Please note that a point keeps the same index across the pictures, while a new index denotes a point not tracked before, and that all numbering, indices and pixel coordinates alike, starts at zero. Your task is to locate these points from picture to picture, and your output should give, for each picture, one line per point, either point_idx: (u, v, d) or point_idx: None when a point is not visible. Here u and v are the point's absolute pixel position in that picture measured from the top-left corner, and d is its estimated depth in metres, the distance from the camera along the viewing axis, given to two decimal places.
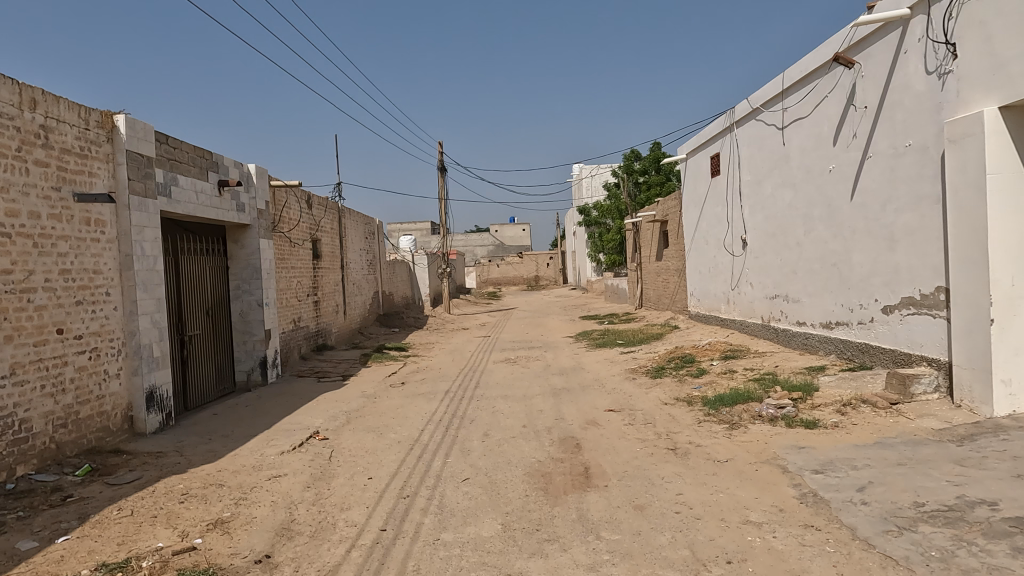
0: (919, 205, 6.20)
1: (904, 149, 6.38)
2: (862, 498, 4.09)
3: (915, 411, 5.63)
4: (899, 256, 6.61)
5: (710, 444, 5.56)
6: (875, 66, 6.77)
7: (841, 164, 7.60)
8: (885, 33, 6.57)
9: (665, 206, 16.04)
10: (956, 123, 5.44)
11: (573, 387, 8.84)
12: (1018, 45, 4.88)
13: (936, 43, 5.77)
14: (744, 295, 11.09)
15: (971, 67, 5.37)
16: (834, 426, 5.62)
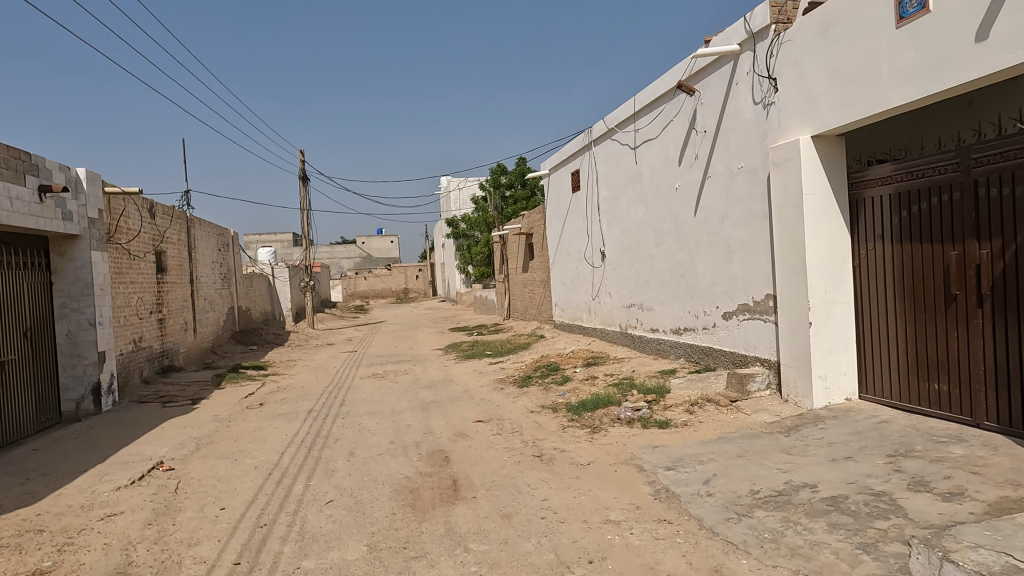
0: (751, 221, 6.89)
1: (737, 171, 7.08)
2: (708, 489, 4.44)
3: (751, 407, 6.22)
4: (735, 267, 7.30)
5: (573, 449, 5.77)
6: (712, 94, 7.45)
7: (686, 183, 8.27)
8: (720, 65, 7.27)
9: (529, 220, 16.55)
10: (778, 149, 6.12)
11: (442, 400, 8.80)
12: (825, 82, 5.60)
13: (761, 77, 6.49)
14: (604, 304, 11.68)
15: (788, 100, 6.08)
16: (683, 425, 6.07)
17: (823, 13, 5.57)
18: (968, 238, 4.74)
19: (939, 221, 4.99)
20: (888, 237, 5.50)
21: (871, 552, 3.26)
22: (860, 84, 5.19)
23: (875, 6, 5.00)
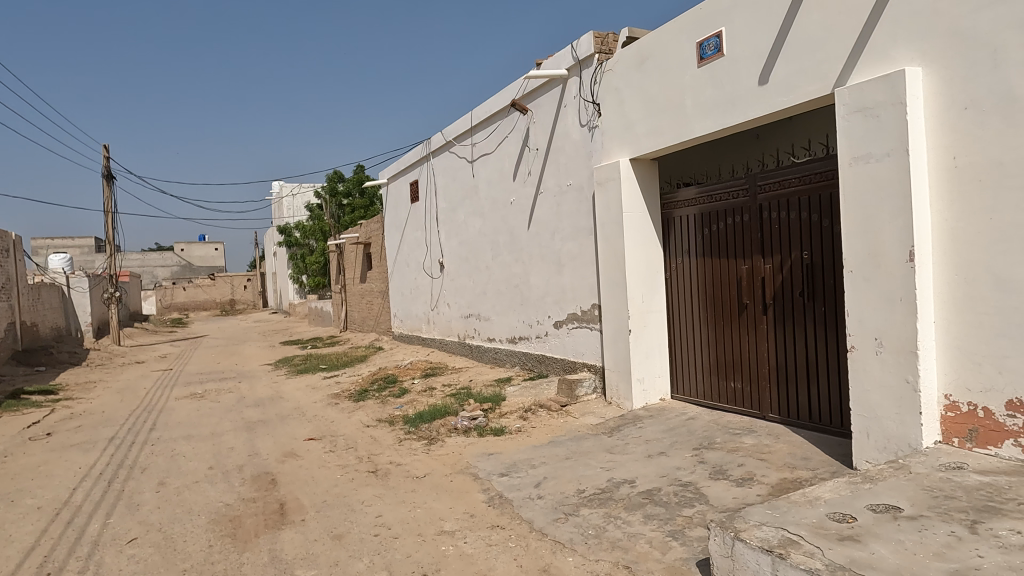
0: (578, 236, 7.33)
1: (566, 188, 7.50)
2: (538, 492, 4.61)
3: (579, 411, 6.60)
4: (565, 278, 7.71)
5: (409, 462, 5.70)
6: (543, 114, 7.84)
7: (520, 197, 8.60)
8: (550, 88, 7.67)
9: (367, 229, 16.17)
10: (601, 169, 6.59)
11: (270, 419, 8.25)
12: (640, 111, 6.14)
13: (586, 102, 6.95)
14: (442, 315, 11.73)
15: (610, 125, 6.58)
16: (517, 431, 6.27)
17: (639, 48, 6.11)
18: (755, 255, 5.44)
19: (733, 239, 5.68)
20: (693, 252, 6.14)
21: (679, 538, 3.60)
22: (669, 114, 5.77)
23: (681, 47, 5.60)
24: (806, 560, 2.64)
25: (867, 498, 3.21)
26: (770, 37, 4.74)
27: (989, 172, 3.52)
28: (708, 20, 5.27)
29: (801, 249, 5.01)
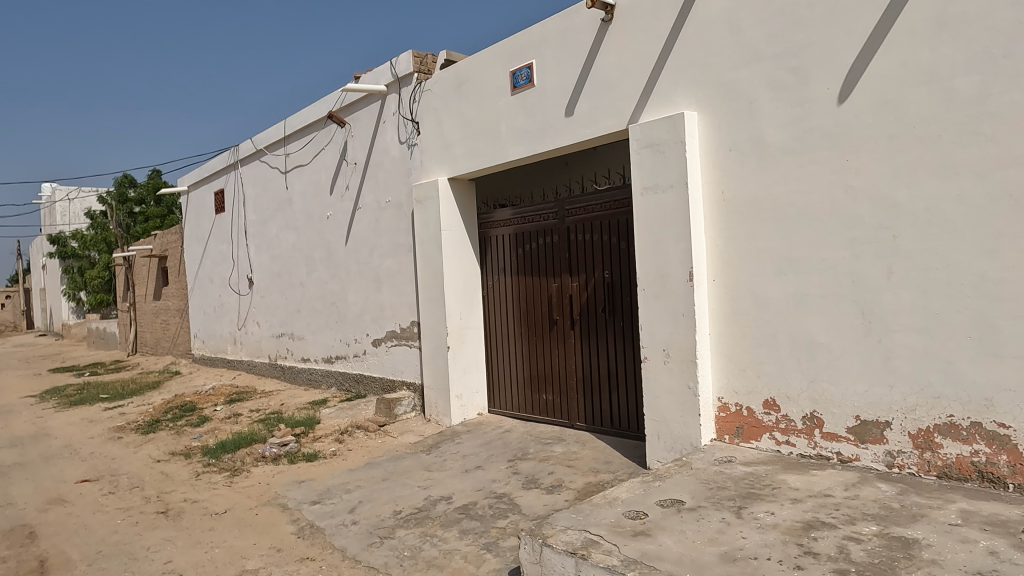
0: (397, 253, 7.27)
1: (385, 204, 7.41)
2: (352, 518, 4.45)
3: (398, 430, 6.51)
4: (383, 296, 7.58)
5: (208, 498, 5.18)
6: (361, 128, 7.70)
7: (337, 212, 8.32)
8: (368, 102, 7.56)
9: (163, 241, 14.55)
10: (420, 187, 6.62)
11: (30, 461, 7.01)
12: (458, 132, 6.29)
13: (405, 120, 6.96)
14: (251, 334, 10.91)
15: (428, 144, 6.65)
16: (332, 455, 6.00)
17: (456, 71, 6.27)
18: (564, 274, 5.80)
19: (544, 259, 6.00)
20: (508, 270, 6.39)
21: (493, 550, 3.68)
22: (485, 137, 5.97)
23: (495, 74, 5.84)
24: (604, 558, 2.84)
25: (656, 495, 3.55)
26: (574, 73, 5.13)
27: (748, 205, 4.11)
28: (520, 51, 5.57)
29: (603, 269, 5.45)
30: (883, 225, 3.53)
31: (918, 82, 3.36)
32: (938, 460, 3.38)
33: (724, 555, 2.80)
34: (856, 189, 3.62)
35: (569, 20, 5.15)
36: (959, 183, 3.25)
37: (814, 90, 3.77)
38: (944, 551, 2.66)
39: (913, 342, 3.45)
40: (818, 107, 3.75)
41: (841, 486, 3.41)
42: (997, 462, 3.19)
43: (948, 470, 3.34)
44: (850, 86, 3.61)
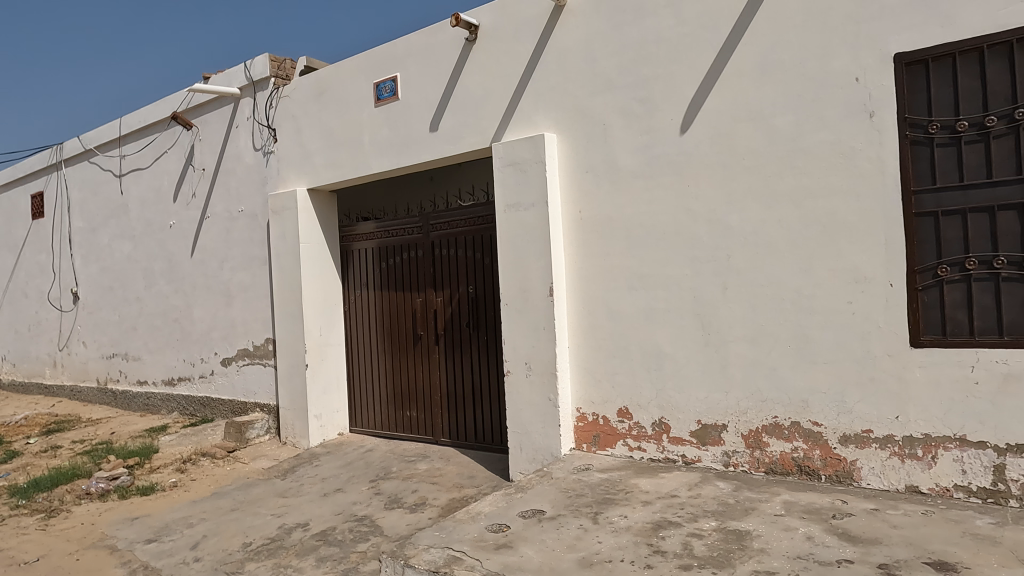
0: (250, 266, 6.83)
1: (237, 214, 6.95)
2: (195, 555, 4.07)
3: (249, 455, 6.08)
4: (233, 311, 7.08)
5: (15, 545, 4.50)
6: (211, 132, 7.18)
7: (181, 221, 7.66)
8: (219, 105, 7.08)
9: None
10: (276, 197, 6.29)
11: None
12: (318, 141, 6.07)
13: (261, 126, 6.59)
14: (75, 356, 9.69)
15: (286, 152, 6.35)
16: (172, 487, 5.45)
17: (317, 79, 6.06)
18: (428, 289, 5.77)
19: (408, 274, 5.93)
20: (371, 285, 6.24)
21: None
22: (347, 148, 5.82)
23: (358, 84, 5.71)
24: None
25: (518, 506, 3.61)
26: (439, 89, 5.16)
27: (603, 225, 4.35)
28: (384, 64, 5.50)
29: (467, 284, 5.50)
30: (719, 245, 3.88)
31: (746, 119, 3.75)
32: (766, 457, 3.76)
33: (581, 560, 2.90)
34: (696, 212, 3.96)
35: (433, 37, 5.17)
36: (780, 209, 3.66)
37: (660, 120, 4.08)
38: (771, 540, 2.95)
39: (745, 351, 3.82)
40: (664, 136, 4.06)
41: (686, 487, 3.68)
42: (812, 456, 3.62)
43: (774, 466, 3.73)
44: (691, 118, 3.95)
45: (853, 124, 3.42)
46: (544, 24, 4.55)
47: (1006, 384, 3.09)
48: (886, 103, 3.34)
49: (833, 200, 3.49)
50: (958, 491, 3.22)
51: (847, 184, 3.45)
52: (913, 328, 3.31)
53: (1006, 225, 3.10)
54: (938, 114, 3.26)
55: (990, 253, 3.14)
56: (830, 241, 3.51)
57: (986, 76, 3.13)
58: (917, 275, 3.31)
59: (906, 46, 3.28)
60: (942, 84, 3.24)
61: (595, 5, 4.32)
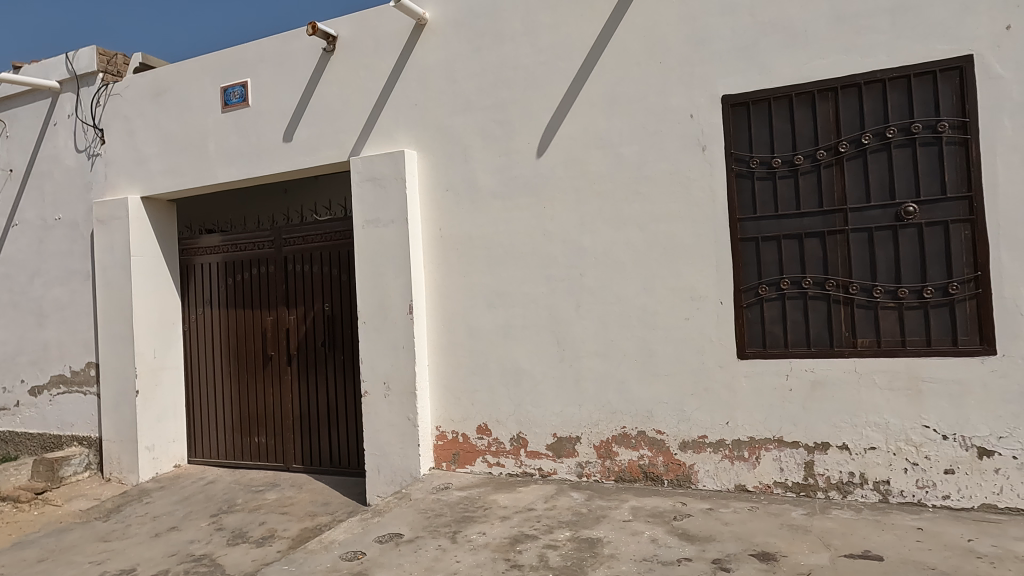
0: (68, 281, 6.06)
1: (53, 222, 6.14)
2: None
3: (63, 497, 5.34)
4: (46, 333, 6.22)
5: None
6: (21, 128, 6.31)
7: None
8: (32, 99, 6.25)
9: None
10: (103, 205, 5.65)
11: None
12: (155, 146, 5.55)
13: (85, 125, 5.91)
14: None
15: (115, 155, 5.74)
16: None
17: (154, 78, 5.56)
18: (279, 306, 5.47)
19: (257, 291, 5.58)
20: (215, 302, 5.78)
21: None
22: (189, 155, 5.38)
23: (202, 87, 5.32)
24: None
25: (375, 531, 3.50)
26: (293, 99, 4.95)
27: (463, 243, 4.39)
28: (233, 68, 5.18)
29: (323, 302, 5.28)
30: (572, 265, 4.07)
31: (596, 146, 3.99)
32: (616, 466, 3.97)
33: None
34: (551, 233, 4.12)
35: (288, 44, 4.96)
36: (626, 232, 3.91)
37: (517, 143, 4.21)
38: (620, 545, 3.11)
39: (596, 366, 4.02)
40: (521, 158, 4.20)
41: (542, 499, 3.78)
42: (656, 462, 3.87)
43: (622, 474, 3.95)
44: (546, 143, 4.12)
45: (687, 156, 3.76)
46: (405, 41, 4.54)
47: (814, 390, 3.51)
48: (715, 139, 3.70)
49: (672, 224, 3.80)
50: (777, 486, 3.60)
51: (684, 211, 3.77)
52: (739, 341, 3.67)
53: (811, 250, 3.53)
54: (757, 150, 3.65)
55: (799, 275, 3.56)
56: (670, 263, 3.81)
57: (795, 119, 3.56)
58: (742, 294, 3.68)
59: (731, 89, 3.66)
60: (760, 124, 3.64)
61: (455, 28, 4.39)
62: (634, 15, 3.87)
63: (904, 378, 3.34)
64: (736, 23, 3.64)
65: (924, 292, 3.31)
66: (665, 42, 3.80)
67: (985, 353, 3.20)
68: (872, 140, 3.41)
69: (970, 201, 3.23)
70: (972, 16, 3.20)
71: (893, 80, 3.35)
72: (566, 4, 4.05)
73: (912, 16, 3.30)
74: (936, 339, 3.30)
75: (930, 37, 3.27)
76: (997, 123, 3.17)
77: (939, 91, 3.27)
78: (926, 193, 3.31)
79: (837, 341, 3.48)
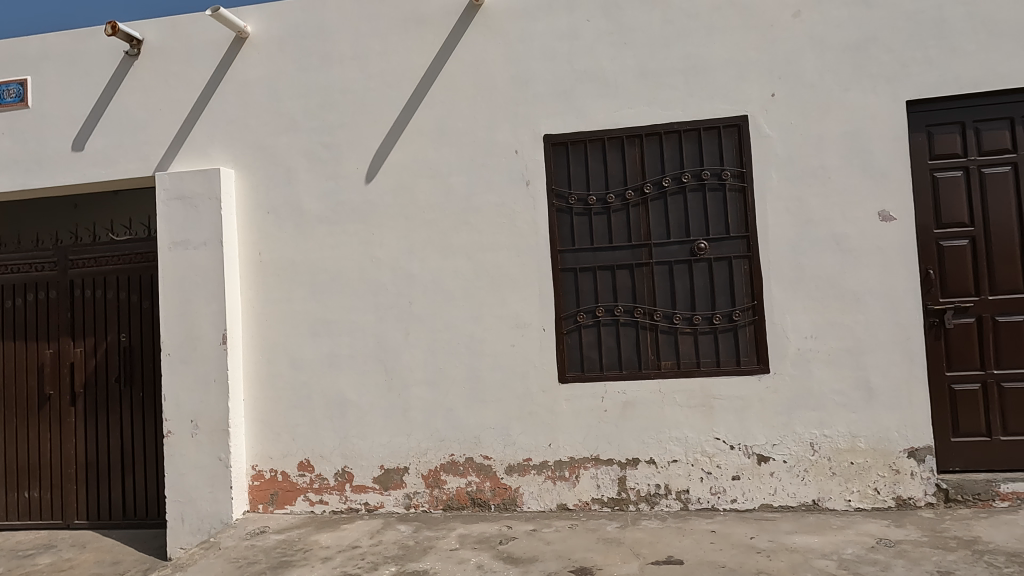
0: None
1: None
2: None
3: None
4: None
5: None
6: None
7: None
8: None
9: None
10: None
11: None
12: None
13: None
14: None
15: None
16: None
17: None
18: (62, 337, 4.74)
19: (32, 319, 4.79)
20: None
21: None
22: None
23: None
24: None
25: None
26: (86, 104, 4.39)
27: (285, 269, 4.17)
28: (8, 62, 4.48)
29: (118, 331, 4.68)
30: (401, 292, 4.03)
31: (425, 175, 4.02)
32: (443, 494, 3.96)
33: None
34: (380, 260, 4.06)
35: (81, 42, 4.41)
36: (455, 261, 3.98)
37: (345, 167, 4.12)
38: None
39: (425, 394, 4.00)
40: (349, 183, 4.11)
41: (367, 535, 3.64)
42: (484, 488, 3.92)
43: (450, 502, 3.95)
44: (375, 169, 4.08)
45: (512, 190, 3.93)
46: (223, 52, 4.26)
47: (625, 410, 3.80)
48: (537, 175, 3.92)
49: (499, 254, 3.93)
50: (594, 503, 3.82)
51: (509, 241, 3.93)
52: (560, 366, 3.87)
53: (622, 281, 3.85)
54: (575, 187, 3.92)
55: (612, 303, 3.85)
56: (496, 291, 3.94)
57: (607, 161, 3.88)
58: (562, 321, 3.89)
59: (552, 129, 3.91)
60: (577, 163, 3.91)
61: (280, 44, 4.21)
62: (463, 51, 4.00)
63: (699, 396, 3.74)
64: (556, 69, 3.91)
65: (714, 318, 3.75)
66: (492, 80, 3.97)
67: (761, 372, 3.69)
68: (670, 184, 3.82)
69: (748, 240, 3.73)
70: (747, 82, 3.74)
71: (687, 131, 3.80)
72: (397, 33, 4.07)
73: (701, 78, 3.78)
74: (724, 360, 3.75)
75: (716, 97, 3.76)
76: (766, 174, 3.71)
77: (722, 144, 3.77)
78: (714, 231, 3.77)
79: (645, 364, 3.81)
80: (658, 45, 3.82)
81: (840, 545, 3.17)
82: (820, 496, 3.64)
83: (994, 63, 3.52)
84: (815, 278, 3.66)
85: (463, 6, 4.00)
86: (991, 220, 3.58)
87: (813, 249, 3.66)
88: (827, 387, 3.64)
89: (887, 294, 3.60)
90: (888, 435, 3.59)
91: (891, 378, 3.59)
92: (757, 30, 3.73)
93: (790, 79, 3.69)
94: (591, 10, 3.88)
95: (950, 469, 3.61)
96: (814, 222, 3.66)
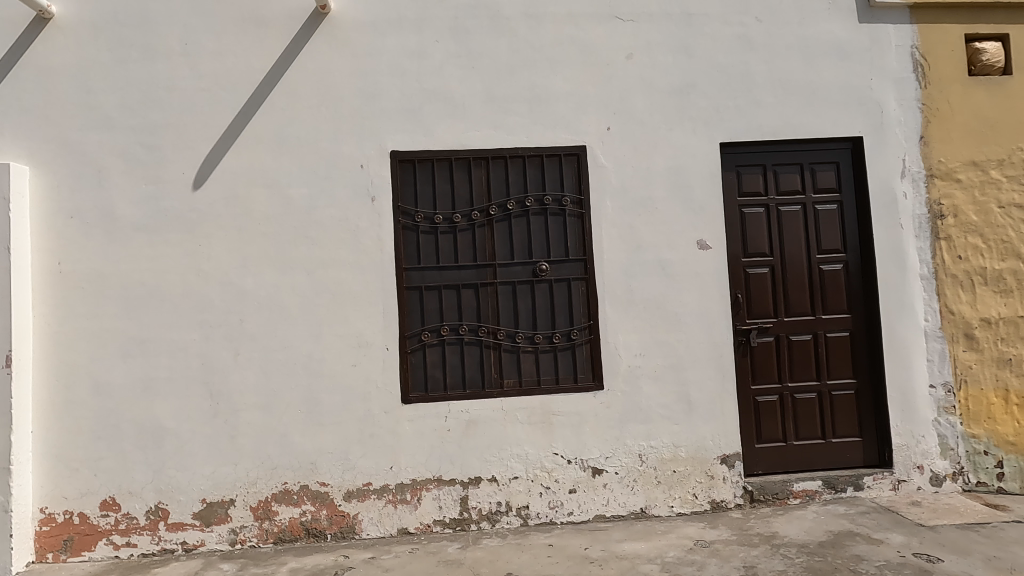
0: None
1: None
2: None
3: None
4: None
5: None
6: None
7: None
8: None
9: None
10: None
11: None
12: None
13: None
14: None
15: None
16: None
17: None
18: None
19: None
20: None
21: None
22: None
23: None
24: None
25: None
26: None
27: (91, 281, 3.69)
28: None
29: None
30: (231, 310, 3.74)
31: (262, 185, 3.78)
32: (275, 526, 3.70)
33: None
34: (207, 272, 3.74)
35: None
36: (293, 277, 3.77)
37: (168, 171, 3.76)
38: None
39: (256, 419, 3.72)
40: (172, 189, 3.75)
41: None
42: (320, 517, 3.72)
43: (282, 535, 3.69)
44: (204, 175, 3.76)
45: (357, 206, 3.82)
46: (18, 34, 3.72)
47: (469, 429, 3.81)
48: (383, 191, 3.84)
49: (340, 271, 3.79)
50: (436, 524, 3.78)
51: (351, 258, 3.80)
52: (403, 386, 3.80)
53: (467, 301, 3.88)
54: (422, 206, 3.90)
55: (457, 323, 3.86)
56: (337, 310, 3.78)
57: (453, 181, 3.91)
58: (407, 341, 3.83)
59: (399, 145, 3.87)
60: (424, 182, 3.90)
61: (93, 30, 3.76)
62: (306, 59, 3.84)
63: (539, 413, 3.85)
64: (405, 86, 3.89)
65: (554, 338, 3.90)
66: (336, 92, 3.85)
67: (596, 388, 3.89)
68: (515, 207, 3.94)
69: (585, 263, 3.94)
70: (586, 115, 3.97)
71: (531, 157, 3.95)
72: (234, 33, 3.82)
73: (545, 107, 3.95)
74: (563, 377, 3.90)
75: (558, 126, 3.95)
76: (602, 201, 3.95)
77: (563, 171, 3.96)
78: (555, 254, 3.94)
79: (488, 383, 3.85)
80: (504, 72, 3.94)
81: (663, 549, 3.41)
82: (647, 504, 3.90)
83: (788, 115, 4.06)
84: (645, 301, 3.94)
85: (307, 13, 3.85)
86: (786, 251, 4.10)
87: (642, 273, 3.95)
88: (653, 401, 3.92)
89: (704, 315, 3.97)
90: (704, 444, 3.94)
91: (707, 391, 3.95)
92: (595, 68, 3.99)
93: (623, 115, 3.98)
94: (439, 31, 3.92)
95: (754, 473, 4.03)
96: (644, 247, 3.95)
